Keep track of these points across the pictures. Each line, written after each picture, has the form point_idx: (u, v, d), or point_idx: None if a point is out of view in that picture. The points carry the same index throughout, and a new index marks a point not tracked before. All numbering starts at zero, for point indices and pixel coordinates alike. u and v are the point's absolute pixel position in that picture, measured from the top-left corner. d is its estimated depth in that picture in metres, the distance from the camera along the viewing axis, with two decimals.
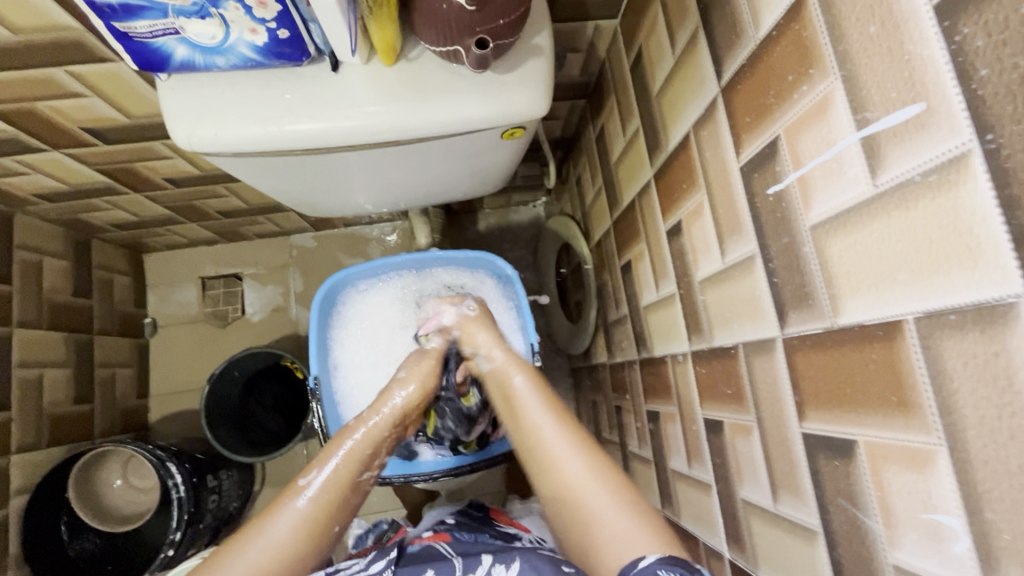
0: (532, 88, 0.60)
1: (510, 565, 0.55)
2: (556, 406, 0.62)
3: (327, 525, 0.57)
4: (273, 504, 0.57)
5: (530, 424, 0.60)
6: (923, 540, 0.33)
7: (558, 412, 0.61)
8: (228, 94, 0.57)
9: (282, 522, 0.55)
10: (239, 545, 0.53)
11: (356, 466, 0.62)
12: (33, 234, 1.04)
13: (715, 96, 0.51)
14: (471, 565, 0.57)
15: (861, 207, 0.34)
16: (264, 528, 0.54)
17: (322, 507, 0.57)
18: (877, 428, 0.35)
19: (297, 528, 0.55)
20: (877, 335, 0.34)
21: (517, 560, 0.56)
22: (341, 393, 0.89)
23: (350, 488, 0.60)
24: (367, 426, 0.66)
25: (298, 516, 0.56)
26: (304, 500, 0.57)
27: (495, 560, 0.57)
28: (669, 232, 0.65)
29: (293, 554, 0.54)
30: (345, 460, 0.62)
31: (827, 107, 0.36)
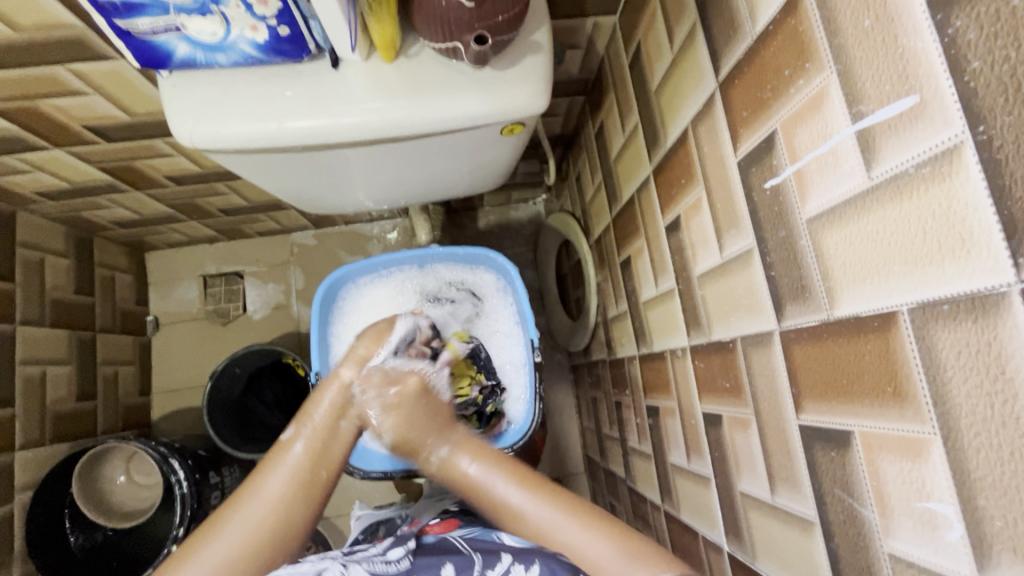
0: (531, 84, 0.60)
1: (530, 568, 0.55)
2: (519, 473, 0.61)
3: (319, 470, 0.60)
4: (264, 460, 0.59)
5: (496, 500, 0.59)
6: (918, 528, 0.33)
7: (517, 474, 0.61)
8: (230, 91, 0.58)
9: (274, 477, 0.57)
10: (237, 503, 0.55)
11: (338, 412, 0.64)
12: (36, 233, 1.04)
13: (713, 92, 0.51)
14: (491, 562, 0.57)
15: (856, 199, 0.35)
16: (257, 489, 0.56)
17: (311, 456, 0.60)
18: (872, 418, 0.35)
19: (289, 480, 0.58)
20: (872, 326, 0.35)
21: (537, 563, 0.55)
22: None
23: (335, 434, 0.63)
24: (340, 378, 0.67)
25: (288, 468, 0.58)
26: (295, 449, 0.60)
27: (515, 559, 0.57)
28: (668, 228, 0.65)
29: (288, 504, 0.56)
30: (328, 410, 0.64)
31: (823, 100, 0.36)
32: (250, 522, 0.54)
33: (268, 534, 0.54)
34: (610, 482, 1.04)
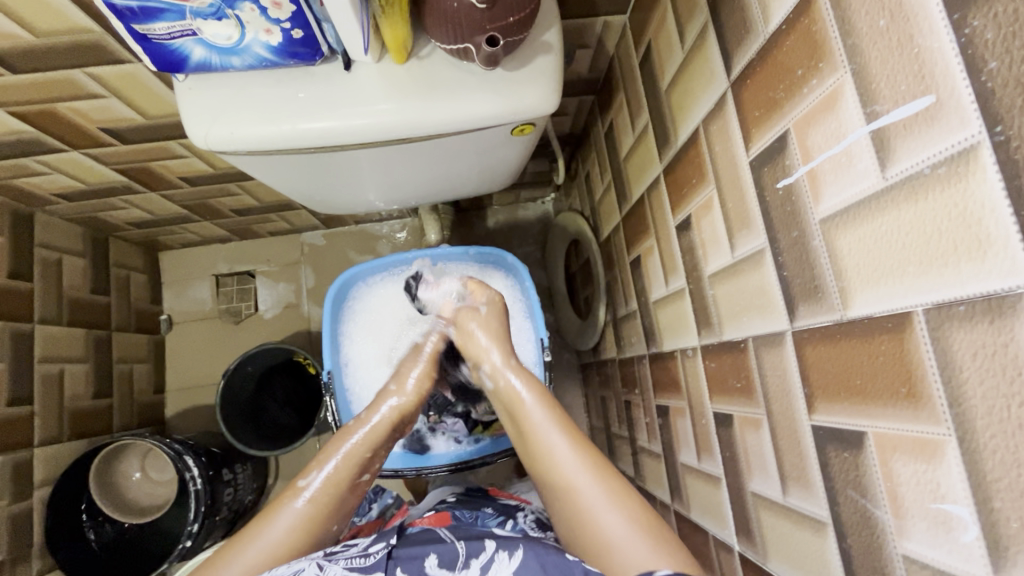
0: (541, 85, 0.61)
1: (512, 554, 0.50)
2: (568, 425, 0.61)
3: (325, 524, 0.60)
4: (272, 502, 0.59)
5: (542, 447, 0.60)
6: (932, 529, 0.33)
7: (569, 425, 0.61)
8: (244, 94, 0.59)
9: (280, 524, 0.57)
10: (239, 546, 0.55)
11: (356, 468, 0.64)
12: (53, 233, 1.06)
13: (724, 91, 0.51)
14: (474, 550, 0.52)
15: (871, 200, 0.35)
16: (256, 535, 0.56)
17: (317, 510, 0.59)
18: (886, 419, 0.35)
19: (294, 528, 0.57)
20: (887, 327, 0.35)
21: (520, 548, 0.50)
22: (353, 389, 0.90)
23: (348, 490, 0.62)
24: (368, 427, 0.66)
25: (294, 518, 0.58)
26: (301, 502, 0.59)
27: (499, 547, 0.52)
28: (679, 227, 0.65)
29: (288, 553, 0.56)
30: (345, 465, 0.63)
31: (837, 100, 0.36)
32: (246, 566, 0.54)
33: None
34: None
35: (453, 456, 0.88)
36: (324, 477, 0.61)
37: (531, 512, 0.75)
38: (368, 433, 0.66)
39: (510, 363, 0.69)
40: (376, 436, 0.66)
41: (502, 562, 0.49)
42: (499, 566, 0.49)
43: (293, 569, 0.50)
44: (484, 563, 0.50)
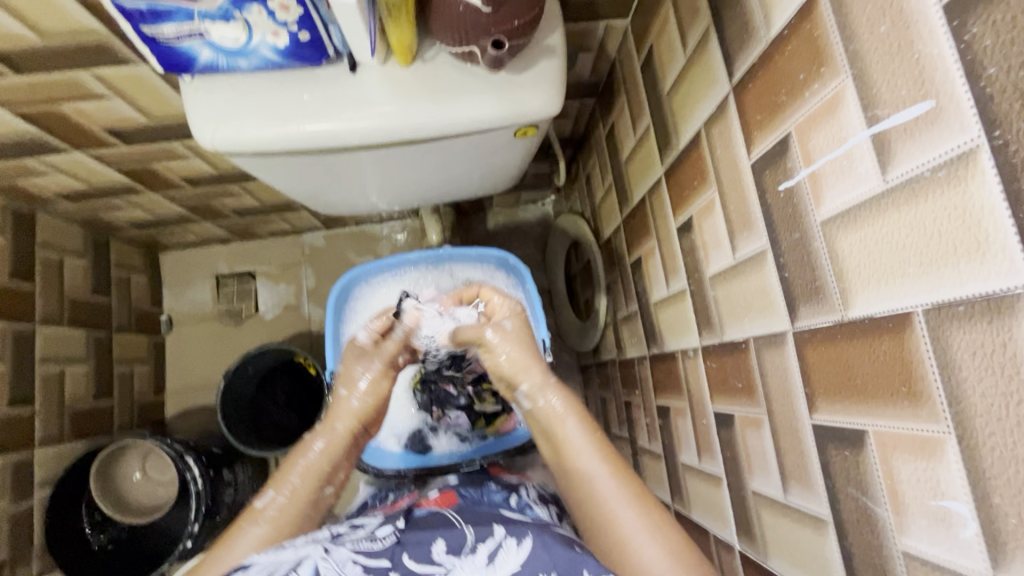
0: (544, 88, 0.61)
1: (521, 541, 0.50)
2: (612, 452, 0.57)
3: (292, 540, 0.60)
4: (233, 525, 0.59)
5: (583, 472, 0.56)
6: (932, 526, 0.34)
7: (614, 457, 0.57)
8: (250, 95, 0.59)
9: (240, 547, 0.57)
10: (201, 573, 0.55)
11: (318, 480, 0.64)
12: (55, 233, 1.06)
13: (726, 94, 0.52)
14: (483, 536, 0.53)
15: (872, 202, 0.35)
16: (220, 560, 0.56)
17: (280, 528, 0.59)
18: (887, 417, 0.36)
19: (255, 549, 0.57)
20: (887, 327, 0.35)
21: (529, 535, 0.51)
22: None
23: (309, 504, 0.63)
24: (326, 440, 0.66)
25: (256, 539, 0.58)
26: (262, 523, 0.59)
27: (507, 534, 0.52)
28: (680, 229, 0.66)
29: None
30: (306, 479, 0.63)
31: (838, 104, 0.37)
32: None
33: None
34: None
35: (455, 455, 0.88)
36: (285, 495, 0.61)
37: (533, 487, 0.73)
38: (325, 447, 0.65)
39: (548, 382, 0.61)
40: (336, 450, 0.66)
41: (509, 549, 0.50)
42: (506, 554, 0.49)
43: (298, 553, 0.49)
44: (491, 549, 0.50)
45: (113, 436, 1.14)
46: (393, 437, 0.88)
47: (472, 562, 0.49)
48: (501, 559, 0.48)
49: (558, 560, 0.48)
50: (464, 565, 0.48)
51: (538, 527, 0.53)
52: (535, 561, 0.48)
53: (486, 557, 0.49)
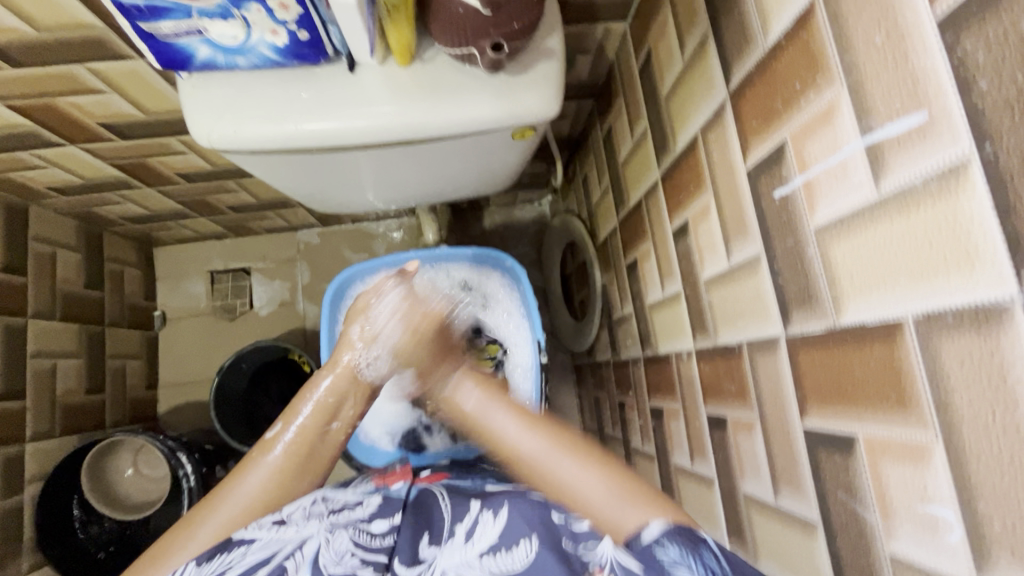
0: (543, 90, 0.61)
1: (497, 512, 0.52)
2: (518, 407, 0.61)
3: (304, 477, 0.59)
4: (246, 458, 0.58)
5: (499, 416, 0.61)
6: (919, 531, 0.34)
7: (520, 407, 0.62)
8: (248, 93, 0.59)
9: (253, 478, 0.56)
10: (214, 505, 0.54)
11: (325, 416, 0.64)
12: (47, 226, 1.05)
13: (723, 100, 0.52)
14: (460, 514, 0.54)
15: (864, 211, 0.36)
16: (232, 489, 0.55)
17: (293, 460, 0.59)
18: (876, 424, 0.36)
19: (268, 482, 0.56)
20: (878, 334, 0.36)
21: (505, 506, 0.52)
22: None
23: (319, 438, 0.62)
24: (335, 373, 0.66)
25: (269, 469, 0.58)
26: (277, 452, 0.59)
27: (482, 509, 0.54)
28: (676, 232, 0.66)
29: (268, 505, 0.55)
30: (313, 414, 0.63)
31: (834, 114, 0.37)
32: (226, 522, 0.53)
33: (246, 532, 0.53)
34: None
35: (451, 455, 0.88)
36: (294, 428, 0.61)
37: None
38: (331, 384, 0.66)
39: None
40: (338, 393, 0.66)
41: (486, 524, 0.51)
42: (483, 529, 0.51)
43: (301, 534, 0.50)
44: (469, 527, 0.52)
45: (105, 431, 1.14)
46: (387, 436, 0.89)
47: (452, 545, 0.50)
48: (479, 535, 0.50)
49: (536, 525, 0.49)
50: (448, 551, 0.49)
51: (512, 497, 0.55)
52: (513, 530, 0.49)
53: (464, 536, 0.50)
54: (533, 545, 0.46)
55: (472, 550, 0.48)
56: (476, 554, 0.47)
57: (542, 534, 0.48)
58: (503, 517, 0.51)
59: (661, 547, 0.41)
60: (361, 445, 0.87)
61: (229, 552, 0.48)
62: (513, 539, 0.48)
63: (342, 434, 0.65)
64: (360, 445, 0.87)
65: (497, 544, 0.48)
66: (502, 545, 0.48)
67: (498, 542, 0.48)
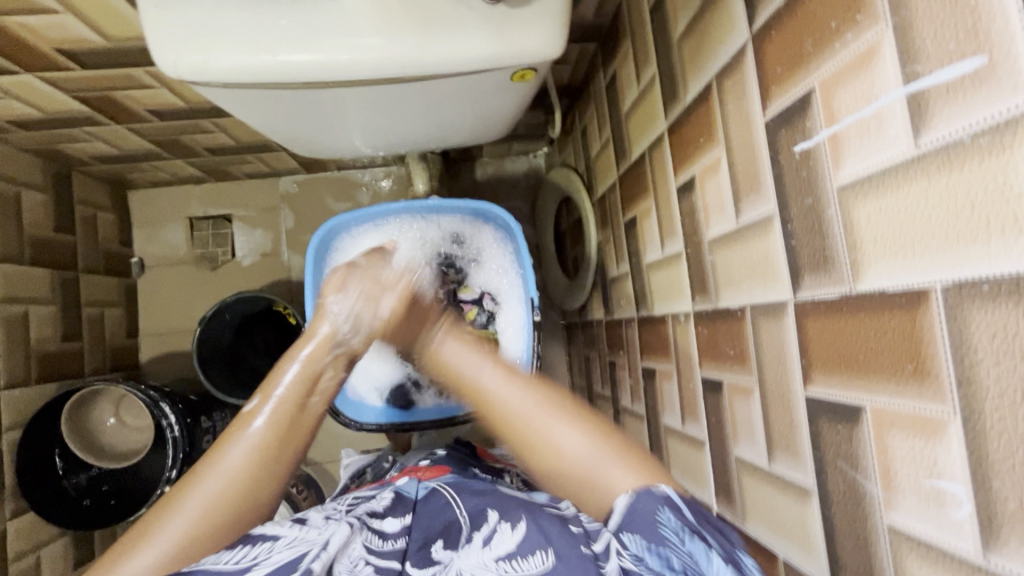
0: (545, 29, 0.57)
1: (516, 526, 0.49)
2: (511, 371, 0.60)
3: (285, 452, 0.55)
4: (224, 435, 0.55)
5: (497, 401, 0.57)
6: (923, 503, 0.33)
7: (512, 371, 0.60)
8: (218, 17, 0.53)
9: (235, 452, 0.53)
10: (197, 479, 0.51)
11: (304, 389, 0.60)
12: (8, 163, 0.98)
13: (744, 42, 0.47)
14: (478, 522, 0.52)
15: (897, 169, 0.33)
16: (212, 463, 0.52)
17: (277, 433, 0.56)
18: (887, 394, 0.35)
19: (252, 456, 0.53)
20: (899, 302, 0.34)
21: (524, 520, 0.49)
22: None
23: (298, 411, 0.58)
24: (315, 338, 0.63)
25: (251, 443, 0.54)
26: (257, 425, 0.56)
27: (501, 518, 0.51)
28: (680, 189, 0.63)
29: (249, 483, 0.52)
30: (291, 387, 0.59)
31: (873, 58, 0.34)
32: (209, 500, 0.50)
33: (224, 513, 0.50)
34: None
35: (441, 412, 0.87)
36: (263, 397, 0.58)
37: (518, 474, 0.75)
38: (312, 350, 0.63)
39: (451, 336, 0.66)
40: (308, 377, 0.61)
41: (504, 533, 0.48)
42: (502, 537, 0.48)
43: (325, 534, 0.47)
44: (488, 533, 0.49)
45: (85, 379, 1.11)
46: (376, 392, 0.88)
47: (468, 549, 0.48)
48: (497, 541, 0.48)
49: (557, 539, 0.46)
50: (463, 555, 0.48)
51: (529, 506, 0.52)
52: (530, 539, 0.47)
53: (482, 541, 0.48)
54: (550, 555, 0.44)
55: (490, 555, 0.47)
56: (493, 559, 0.46)
57: (561, 546, 0.45)
58: (521, 531, 0.48)
59: (659, 516, 0.43)
60: (349, 401, 0.86)
61: (254, 545, 0.45)
62: (530, 548, 0.46)
63: (322, 407, 0.61)
64: (348, 401, 0.86)
65: (513, 553, 0.46)
66: (518, 553, 0.46)
67: (515, 550, 0.46)
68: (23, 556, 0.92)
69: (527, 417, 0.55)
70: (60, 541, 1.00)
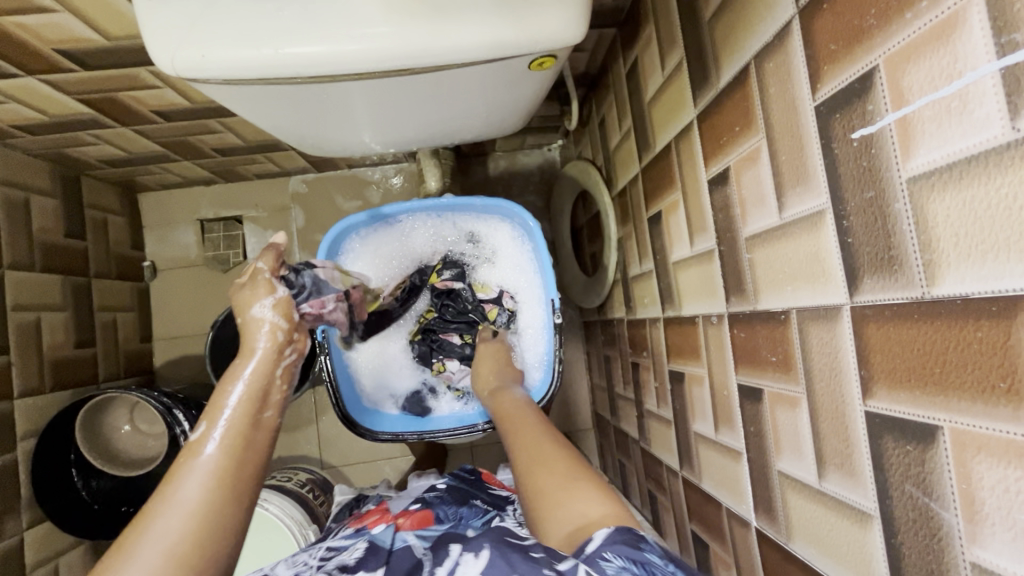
0: (566, 11, 0.52)
1: (478, 554, 0.41)
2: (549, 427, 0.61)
3: (246, 475, 0.48)
4: (170, 473, 0.47)
5: (524, 438, 0.58)
6: (1018, 541, 0.29)
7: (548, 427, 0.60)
8: (217, 9, 0.49)
9: (190, 483, 0.45)
10: (141, 525, 0.43)
11: (254, 402, 0.53)
12: (16, 169, 0.97)
13: (789, 19, 0.43)
14: (439, 557, 0.43)
15: (986, 156, 0.28)
16: (165, 501, 0.44)
17: (231, 457, 0.48)
18: (971, 414, 0.31)
19: (211, 482, 0.46)
20: (987, 311, 0.29)
21: (486, 547, 0.41)
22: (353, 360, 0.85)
23: (251, 428, 0.51)
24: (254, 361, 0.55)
25: (206, 472, 0.46)
26: (209, 451, 0.48)
27: (465, 549, 0.43)
28: (712, 181, 0.59)
29: (214, 512, 0.44)
30: (240, 402, 0.52)
31: (956, 28, 0.29)
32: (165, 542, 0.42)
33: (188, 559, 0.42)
34: (620, 442, 1.04)
35: (458, 420, 0.83)
36: (211, 418, 0.50)
37: (522, 505, 0.70)
38: (256, 366, 0.55)
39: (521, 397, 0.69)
40: (257, 392, 0.53)
41: (467, 563, 0.40)
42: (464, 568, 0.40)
43: None
44: (448, 567, 0.41)
45: (99, 386, 1.10)
46: (392, 400, 0.86)
47: None
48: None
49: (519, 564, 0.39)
50: None
51: (495, 534, 0.44)
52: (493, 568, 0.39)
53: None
54: None
55: None
56: None
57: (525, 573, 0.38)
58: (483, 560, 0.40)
59: (604, 553, 0.39)
60: (364, 408, 0.83)
61: None
62: None
63: (278, 418, 0.54)
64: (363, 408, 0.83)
65: None
66: None
67: None
68: (41, 566, 0.91)
69: (541, 452, 0.55)
70: (78, 549, 1.00)
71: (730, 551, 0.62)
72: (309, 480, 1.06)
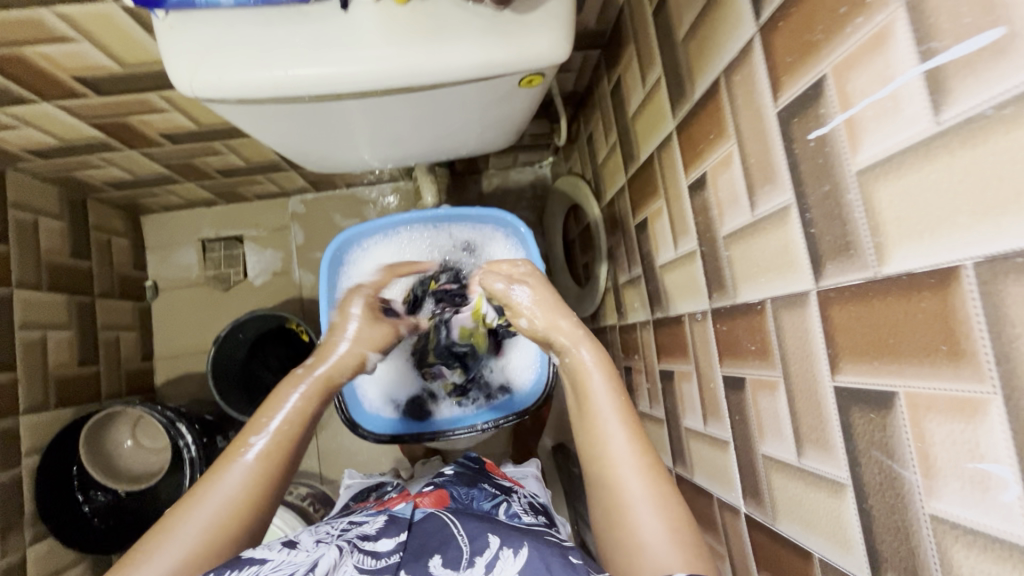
0: (551, 34, 0.57)
1: (518, 552, 0.47)
2: (639, 434, 0.56)
3: (278, 481, 0.56)
4: (219, 460, 0.55)
5: (610, 458, 0.55)
6: (967, 489, 0.32)
7: (637, 434, 0.56)
8: (232, 35, 0.54)
9: (234, 478, 0.53)
10: (191, 504, 0.51)
11: (299, 423, 0.59)
12: (26, 192, 1.00)
13: (751, 36, 0.48)
14: (478, 546, 0.49)
15: (918, 146, 0.33)
16: (213, 486, 0.53)
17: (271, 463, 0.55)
18: (920, 377, 0.34)
19: (249, 482, 0.54)
20: (928, 283, 0.33)
21: (525, 546, 0.48)
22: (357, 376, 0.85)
23: (294, 443, 0.58)
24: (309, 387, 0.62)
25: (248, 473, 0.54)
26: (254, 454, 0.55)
27: (503, 543, 0.49)
28: (692, 186, 0.63)
29: (246, 509, 0.52)
30: (290, 419, 0.59)
31: (887, 38, 0.34)
32: (205, 525, 0.50)
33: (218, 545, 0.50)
34: None
35: (458, 421, 0.88)
36: (271, 427, 0.57)
37: (524, 496, 0.71)
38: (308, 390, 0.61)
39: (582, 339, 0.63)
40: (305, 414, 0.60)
41: (506, 560, 0.47)
42: (504, 564, 0.46)
43: (313, 556, 0.46)
44: (488, 560, 0.47)
45: (102, 403, 1.12)
46: (393, 404, 0.88)
47: None
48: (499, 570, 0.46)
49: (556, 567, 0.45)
50: None
51: (532, 535, 0.51)
52: (531, 568, 0.45)
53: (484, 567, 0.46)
54: None
55: None
56: None
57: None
58: (523, 557, 0.47)
59: None
60: (366, 413, 0.85)
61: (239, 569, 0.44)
62: None
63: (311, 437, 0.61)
64: (365, 415, 0.85)
65: None
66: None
67: None
68: None
69: (630, 501, 0.52)
70: (79, 567, 1.00)
71: (723, 540, 0.64)
72: (310, 493, 1.08)
